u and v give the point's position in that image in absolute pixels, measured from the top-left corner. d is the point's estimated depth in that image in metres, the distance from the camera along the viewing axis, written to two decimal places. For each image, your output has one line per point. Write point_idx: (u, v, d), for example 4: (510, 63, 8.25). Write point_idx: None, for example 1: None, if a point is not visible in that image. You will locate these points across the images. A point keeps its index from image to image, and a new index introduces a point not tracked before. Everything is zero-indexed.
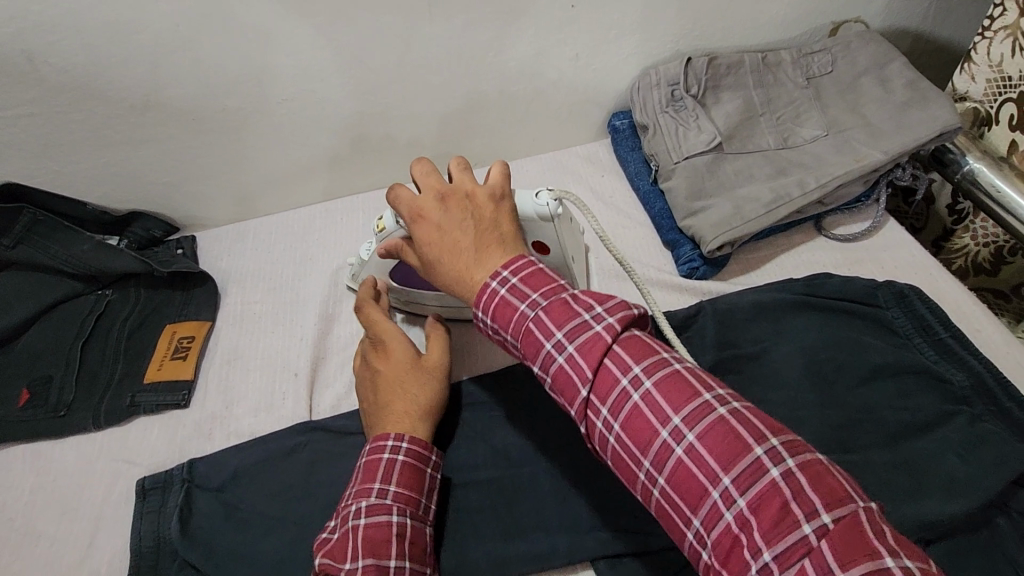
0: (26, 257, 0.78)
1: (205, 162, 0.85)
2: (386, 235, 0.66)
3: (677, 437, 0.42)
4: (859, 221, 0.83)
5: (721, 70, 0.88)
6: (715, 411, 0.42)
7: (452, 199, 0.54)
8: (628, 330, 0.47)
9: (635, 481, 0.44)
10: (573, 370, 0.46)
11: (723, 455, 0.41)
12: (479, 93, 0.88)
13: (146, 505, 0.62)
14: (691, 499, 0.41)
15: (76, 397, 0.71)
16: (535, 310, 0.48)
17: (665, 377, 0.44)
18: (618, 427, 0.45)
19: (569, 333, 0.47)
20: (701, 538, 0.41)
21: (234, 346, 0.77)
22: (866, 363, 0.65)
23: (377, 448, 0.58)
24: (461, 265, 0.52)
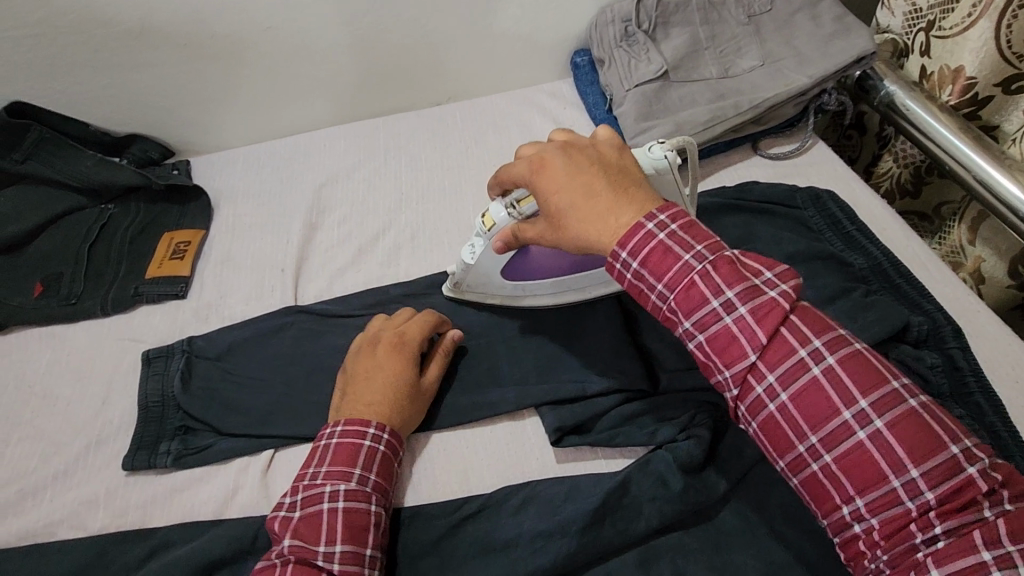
0: (34, 171, 0.86)
1: (197, 88, 0.92)
2: (495, 231, 0.62)
3: (862, 420, 0.43)
4: (789, 143, 0.94)
5: (670, 8, 0.96)
6: (907, 401, 0.43)
7: (574, 148, 0.53)
8: (799, 300, 0.48)
9: (786, 448, 0.46)
10: (744, 334, 0.46)
11: (912, 444, 0.42)
12: (449, 28, 0.96)
13: (152, 369, 0.71)
14: (861, 477, 0.43)
15: (85, 289, 0.80)
16: (702, 263, 0.47)
17: (850, 356, 0.45)
18: (786, 396, 0.45)
19: (743, 295, 0.46)
20: (860, 514, 0.43)
21: (227, 250, 0.86)
22: (781, 252, 0.74)
23: (359, 433, 0.59)
24: (600, 207, 0.50)
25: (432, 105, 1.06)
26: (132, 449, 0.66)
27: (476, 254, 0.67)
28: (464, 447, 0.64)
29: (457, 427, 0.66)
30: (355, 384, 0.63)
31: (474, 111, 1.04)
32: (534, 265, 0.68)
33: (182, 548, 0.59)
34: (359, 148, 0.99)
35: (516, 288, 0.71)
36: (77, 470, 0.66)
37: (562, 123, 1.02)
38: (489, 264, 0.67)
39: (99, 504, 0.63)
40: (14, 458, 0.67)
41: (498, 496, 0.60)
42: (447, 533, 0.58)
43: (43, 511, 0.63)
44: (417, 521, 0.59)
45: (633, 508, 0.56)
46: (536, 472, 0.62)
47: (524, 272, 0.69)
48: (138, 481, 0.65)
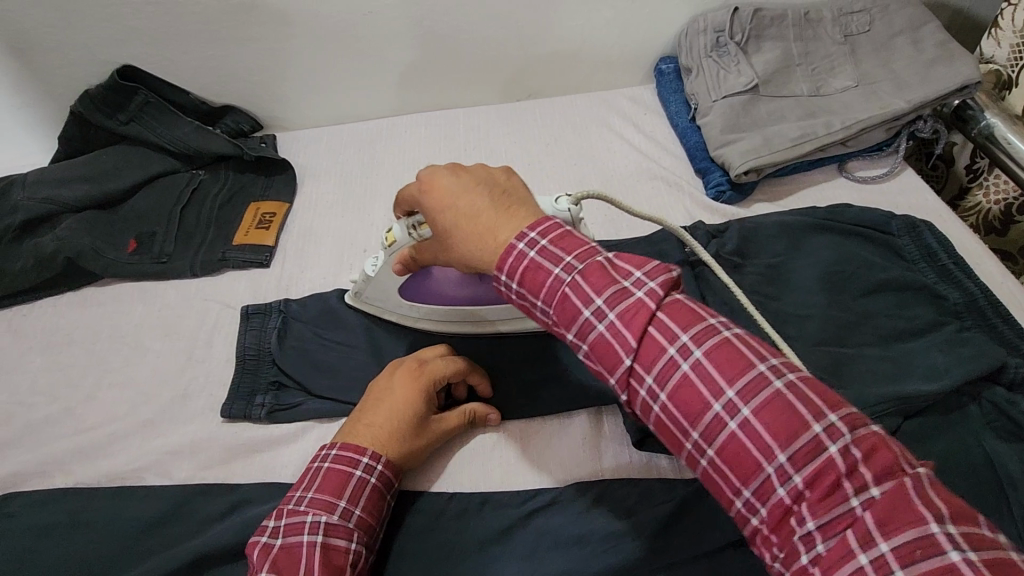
0: (137, 133, 0.90)
1: (295, 67, 0.95)
2: (396, 248, 0.64)
3: (731, 411, 0.39)
4: (879, 167, 0.91)
5: (765, 22, 0.95)
6: (771, 383, 0.39)
7: (463, 169, 0.52)
8: (672, 295, 0.44)
9: (677, 449, 0.42)
10: (615, 338, 0.42)
11: (778, 430, 0.37)
12: (539, 27, 0.97)
13: (251, 324, 0.75)
14: (740, 469, 0.38)
15: (175, 250, 0.84)
16: (570, 273, 0.44)
17: (715, 346, 0.40)
18: (663, 397, 0.41)
19: (612, 300, 0.43)
20: (750, 509, 0.38)
21: (308, 226, 0.89)
22: (873, 278, 0.73)
23: (352, 462, 0.57)
24: (482, 226, 0.48)
25: (512, 101, 1.07)
26: (231, 397, 0.69)
27: (377, 267, 0.68)
28: (536, 440, 0.65)
29: (530, 417, 0.66)
30: (366, 404, 0.62)
31: (554, 110, 1.04)
32: (436, 289, 0.70)
33: (261, 506, 0.62)
34: (438, 137, 1.00)
35: (414, 308, 0.72)
36: (164, 419, 0.69)
37: (641, 128, 1.01)
38: (387, 281, 0.69)
39: (184, 456, 0.66)
40: (107, 402, 0.71)
41: (569, 491, 0.60)
42: (517, 523, 0.59)
43: (131, 456, 0.66)
44: (488, 507, 0.60)
45: (707, 517, 0.56)
46: (611, 471, 0.63)
47: (421, 296, 0.70)
48: (234, 426, 0.68)
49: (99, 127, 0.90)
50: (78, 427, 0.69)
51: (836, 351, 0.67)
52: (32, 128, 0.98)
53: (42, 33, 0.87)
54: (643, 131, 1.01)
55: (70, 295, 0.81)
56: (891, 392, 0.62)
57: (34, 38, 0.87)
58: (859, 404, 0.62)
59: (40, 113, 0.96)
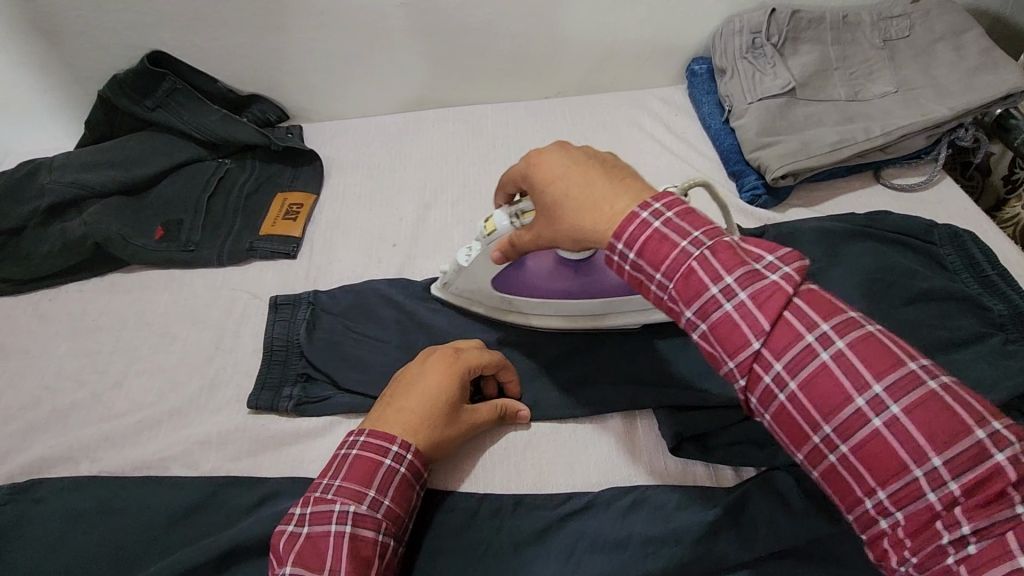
0: (163, 119, 0.89)
1: (326, 57, 0.94)
2: (496, 237, 0.62)
3: (876, 407, 0.38)
4: (915, 175, 0.90)
5: (802, 24, 0.94)
6: (926, 383, 0.37)
7: (573, 144, 0.52)
8: (809, 286, 0.42)
9: (802, 440, 0.40)
10: (746, 321, 0.41)
11: (933, 431, 0.36)
12: (572, 23, 0.95)
13: (280, 314, 0.74)
14: (880, 466, 0.38)
15: (202, 238, 0.83)
16: (700, 249, 0.43)
17: (862, 339, 0.39)
18: (795, 385, 0.40)
19: (744, 281, 0.42)
20: (883, 508, 0.38)
21: (336, 218, 0.88)
22: (914, 287, 0.72)
23: (382, 449, 0.56)
24: (595, 195, 0.48)
25: (541, 97, 1.06)
26: (258, 387, 0.68)
27: (471, 257, 0.66)
28: (570, 439, 0.64)
29: (562, 417, 0.65)
30: (397, 391, 0.60)
31: (584, 108, 1.03)
32: (529, 280, 0.67)
33: (291, 500, 0.61)
34: (467, 133, 0.99)
35: (506, 300, 0.70)
36: (191, 409, 0.68)
37: (672, 129, 1.00)
38: (482, 272, 0.67)
39: (211, 447, 0.65)
40: (133, 390, 0.70)
41: (606, 494, 0.59)
42: (552, 525, 0.58)
43: (157, 445, 0.65)
44: (523, 508, 0.59)
45: (748, 526, 0.55)
46: (645, 476, 0.61)
47: (514, 287, 0.68)
48: (260, 419, 0.67)
49: (125, 112, 0.89)
50: (105, 414, 0.68)
51: None
52: (58, 112, 0.97)
53: (73, 16, 0.86)
54: (674, 132, 0.99)
55: (97, 280, 0.81)
56: None
57: (64, 20, 0.86)
58: None
59: (66, 97, 0.95)
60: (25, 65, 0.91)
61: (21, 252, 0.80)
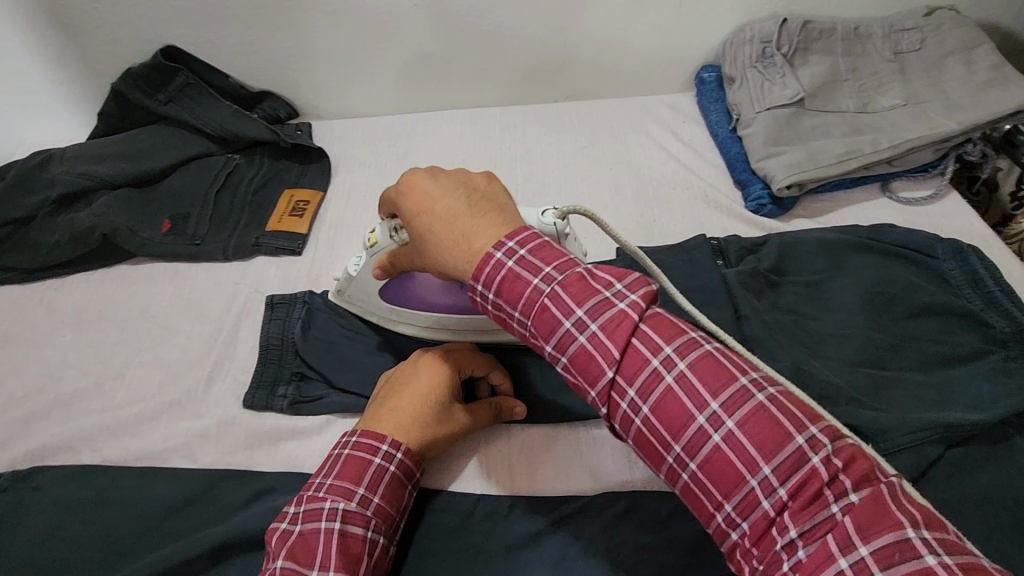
0: (174, 113, 0.90)
1: (338, 57, 0.95)
2: (378, 250, 0.63)
3: (715, 424, 0.38)
4: (922, 189, 0.90)
5: (813, 35, 0.94)
6: (755, 396, 0.38)
7: (443, 171, 0.49)
8: (653, 307, 0.42)
9: (657, 462, 0.40)
10: (597, 350, 0.41)
11: (764, 442, 0.36)
12: (583, 29, 0.96)
13: (274, 314, 0.75)
14: (723, 482, 0.37)
15: (208, 232, 0.83)
16: (549, 284, 0.42)
17: (699, 358, 0.39)
18: (646, 410, 0.40)
19: (593, 311, 0.41)
20: (731, 521, 0.37)
21: (341, 216, 0.88)
22: (916, 301, 0.72)
23: (374, 448, 0.56)
24: (456, 230, 0.46)
25: (550, 101, 1.06)
26: (254, 385, 0.69)
27: (359, 267, 0.68)
28: (564, 445, 0.64)
29: (557, 422, 0.65)
30: (388, 393, 0.62)
31: (592, 113, 1.03)
32: (416, 294, 0.69)
33: (286, 496, 0.61)
34: (474, 135, 1.00)
35: (394, 311, 0.71)
36: (191, 401, 0.68)
37: (679, 136, 1.00)
38: (369, 282, 0.68)
39: (210, 440, 0.65)
40: (136, 381, 0.70)
41: (599, 500, 0.59)
42: (545, 529, 0.58)
43: (157, 437, 0.66)
44: (516, 511, 0.59)
45: None
46: (642, 480, 0.61)
47: (403, 298, 0.70)
48: (258, 415, 0.67)
49: (138, 106, 0.90)
50: (107, 404, 0.69)
51: (877, 375, 0.66)
52: (71, 103, 0.98)
53: (90, 9, 0.87)
54: (681, 139, 0.99)
55: (103, 271, 0.81)
56: (934, 419, 0.61)
57: (82, 14, 0.87)
58: (902, 428, 0.60)
59: (81, 88, 0.96)
60: (41, 56, 0.92)
61: (30, 242, 0.81)
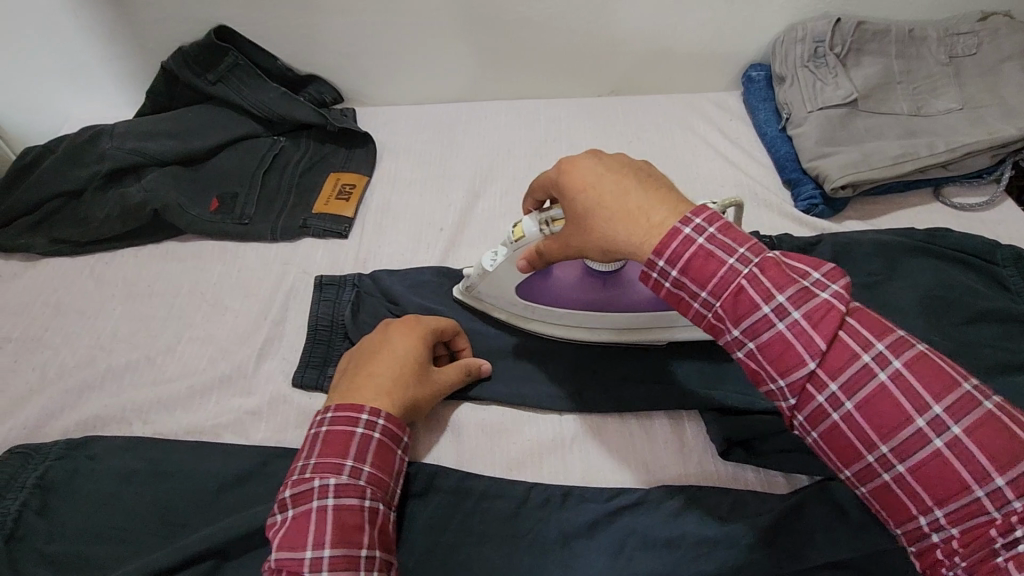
0: (223, 94, 0.90)
1: (387, 43, 0.95)
2: (523, 244, 0.60)
3: (937, 428, 0.37)
4: (976, 195, 0.88)
5: (867, 36, 0.92)
6: (983, 403, 0.37)
7: (608, 153, 0.51)
8: (854, 302, 0.42)
9: (851, 458, 0.40)
10: (799, 340, 0.40)
11: (994, 449, 0.35)
12: (633, 23, 0.95)
13: (324, 294, 0.74)
14: (938, 486, 0.37)
15: (256, 213, 0.83)
16: (747, 267, 0.42)
17: (916, 358, 0.38)
18: (850, 406, 0.39)
19: (796, 299, 0.41)
20: (940, 525, 0.37)
21: (388, 202, 0.88)
22: (976, 306, 0.70)
23: (352, 420, 0.56)
24: (629, 205, 0.47)
25: (594, 96, 1.05)
26: (302, 366, 0.68)
27: (495, 262, 0.64)
28: (615, 436, 0.63)
29: (608, 414, 0.65)
30: (363, 363, 0.61)
31: (637, 109, 1.02)
32: (555, 291, 0.66)
33: None
34: (519, 126, 0.99)
35: (526, 308, 0.68)
36: (240, 378, 0.68)
37: (727, 134, 0.99)
38: (505, 277, 0.65)
39: (261, 418, 0.65)
40: (185, 356, 0.70)
41: (657, 494, 0.59)
42: (601, 519, 0.57)
43: (208, 412, 0.66)
44: (571, 500, 0.58)
45: (804, 534, 0.54)
46: (696, 476, 0.61)
47: (538, 296, 0.66)
48: (308, 396, 0.67)
49: (187, 84, 0.90)
50: (158, 378, 0.69)
51: None
52: (119, 81, 0.99)
53: None
54: (728, 137, 0.98)
55: (152, 247, 0.82)
56: None
57: None
58: None
59: (130, 66, 0.97)
60: (93, 32, 0.93)
61: (79, 215, 0.81)
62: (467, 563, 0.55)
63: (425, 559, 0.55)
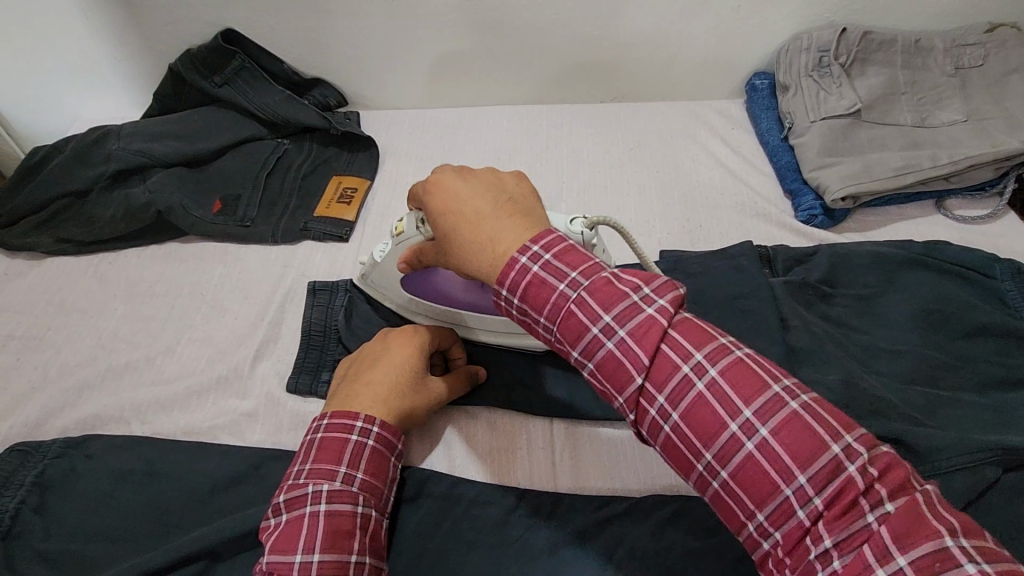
0: (229, 97, 0.90)
1: (392, 47, 0.96)
2: (403, 240, 0.63)
3: (748, 431, 0.37)
4: (979, 208, 0.88)
5: (872, 46, 0.92)
6: (787, 403, 0.37)
7: (473, 171, 0.49)
8: (680, 312, 0.42)
9: (685, 469, 0.40)
10: (625, 357, 0.40)
11: (797, 448, 0.36)
12: (637, 30, 0.95)
13: (317, 301, 0.75)
14: (756, 491, 0.37)
15: (258, 215, 0.84)
16: (576, 289, 0.42)
17: (731, 365, 0.39)
18: (676, 417, 0.39)
19: (621, 317, 0.41)
20: (763, 530, 0.37)
21: (389, 205, 0.89)
22: (974, 320, 0.70)
23: (347, 428, 0.56)
24: (481, 232, 0.46)
25: (597, 102, 1.06)
26: (296, 370, 0.69)
27: (382, 254, 0.68)
28: (606, 445, 0.64)
29: (601, 423, 0.65)
30: (362, 371, 0.62)
31: (640, 115, 1.02)
32: (437, 287, 0.68)
33: None
34: (521, 131, 1.00)
35: (413, 301, 0.71)
36: (237, 380, 0.69)
37: (729, 142, 0.98)
38: (392, 270, 0.68)
39: (257, 420, 0.66)
40: (185, 357, 0.71)
41: (646, 504, 0.59)
42: (589, 529, 0.57)
43: (205, 413, 0.67)
44: (560, 508, 0.59)
45: None
46: (687, 488, 0.61)
47: (421, 289, 0.69)
48: (302, 399, 0.67)
49: (194, 87, 0.91)
50: (157, 377, 0.70)
51: (933, 394, 0.64)
52: (127, 82, 1.00)
53: None
54: (731, 145, 0.98)
55: (155, 248, 0.83)
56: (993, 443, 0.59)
57: None
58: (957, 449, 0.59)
59: (138, 68, 0.98)
60: (102, 33, 0.94)
61: (85, 215, 0.83)
62: (454, 570, 0.55)
63: (414, 564, 0.56)
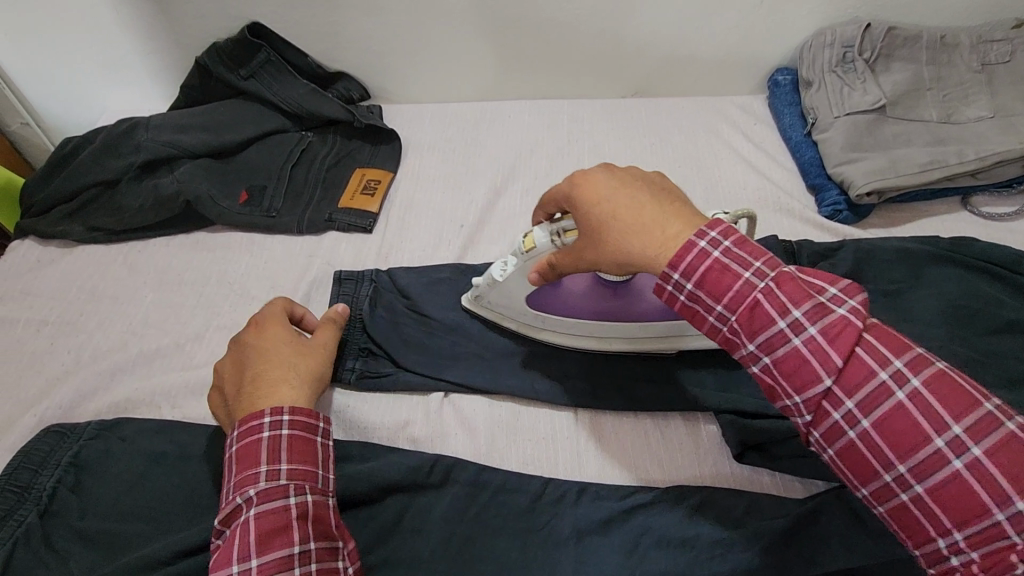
0: (255, 89, 0.91)
1: (415, 42, 0.96)
2: (534, 254, 0.60)
3: (957, 449, 0.37)
4: (1005, 205, 0.87)
5: (897, 41, 0.91)
6: (1003, 424, 0.36)
7: (620, 167, 0.52)
8: (872, 316, 0.42)
9: (869, 476, 0.40)
10: (815, 356, 0.41)
11: (1016, 472, 0.35)
12: (659, 26, 0.95)
13: (343, 289, 0.75)
14: (957, 507, 0.37)
15: (283, 206, 0.85)
16: (763, 280, 0.43)
17: (936, 377, 0.39)
18: (867, 423, 0.39)
19: (812, 314, 0.41)
20: (959, 548, 0.37)
21: (412, 197, 0.89)
22: (1001, 317, 0.70)
23: (252, 429, 0.52)
24: (644, 218, 0.48)
25: (617, 97, 1.06)
26: None
27: (506, 272, 0.64)
28: (630, 434, 0.64)
29: (626, 413, 0.65)
30: (248, 372, 0.59)
31: (660, 110, 1.02)
32: (564, 299, 0.66)
33: (360, 465, 0.61)
34: (542, 125, 1.00)
35: (538, 317, 0.68)
36: None
37: (751, 138, 0.98)
38: (516, 287, 0.65)
39: None
40: (214, 343, 0.72)
41: (673, 494, 0.59)
42: (615, 517, 0.58)
43: None
44: (586, 497, 0.59)
45: (819, 539, 0.55)
46: (711, 477, 0.61)
47: (548, 304, 0.67)
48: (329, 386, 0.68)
49: (219, 79, 0.92)
50: (186, 363, 0.71)
51: None
52: (154, 74, 1.02)
53: None
54: (753, 141, 0.98)
55: (183, 237, 0.84)
56: None
57: None
58: None
59: (165, 60, 0.99)
60: (130, 26, 0.96)
61: (115, 204, 0.84)
62: (482, 554, 0.56)
63: (442, 549, 0.56)
